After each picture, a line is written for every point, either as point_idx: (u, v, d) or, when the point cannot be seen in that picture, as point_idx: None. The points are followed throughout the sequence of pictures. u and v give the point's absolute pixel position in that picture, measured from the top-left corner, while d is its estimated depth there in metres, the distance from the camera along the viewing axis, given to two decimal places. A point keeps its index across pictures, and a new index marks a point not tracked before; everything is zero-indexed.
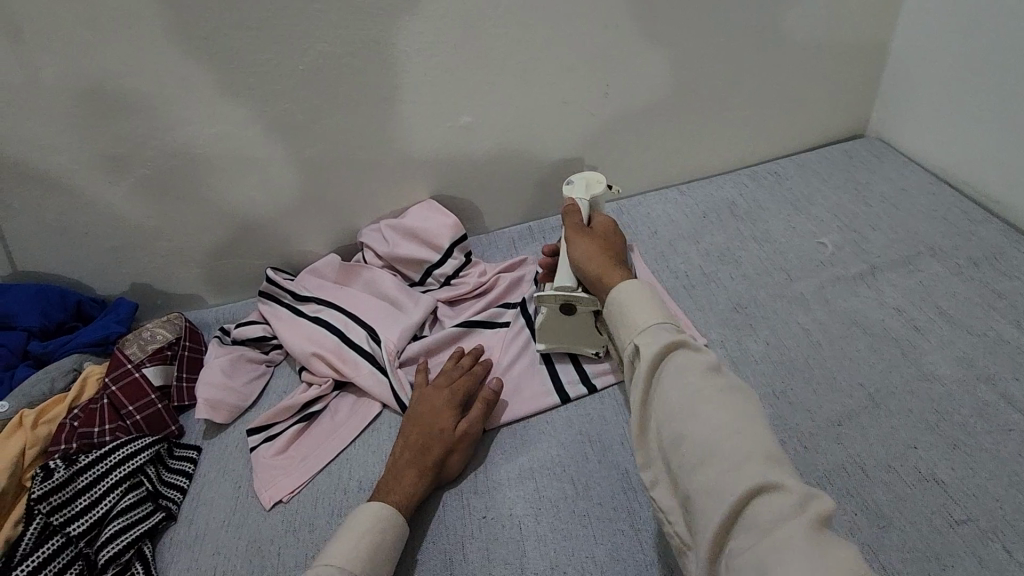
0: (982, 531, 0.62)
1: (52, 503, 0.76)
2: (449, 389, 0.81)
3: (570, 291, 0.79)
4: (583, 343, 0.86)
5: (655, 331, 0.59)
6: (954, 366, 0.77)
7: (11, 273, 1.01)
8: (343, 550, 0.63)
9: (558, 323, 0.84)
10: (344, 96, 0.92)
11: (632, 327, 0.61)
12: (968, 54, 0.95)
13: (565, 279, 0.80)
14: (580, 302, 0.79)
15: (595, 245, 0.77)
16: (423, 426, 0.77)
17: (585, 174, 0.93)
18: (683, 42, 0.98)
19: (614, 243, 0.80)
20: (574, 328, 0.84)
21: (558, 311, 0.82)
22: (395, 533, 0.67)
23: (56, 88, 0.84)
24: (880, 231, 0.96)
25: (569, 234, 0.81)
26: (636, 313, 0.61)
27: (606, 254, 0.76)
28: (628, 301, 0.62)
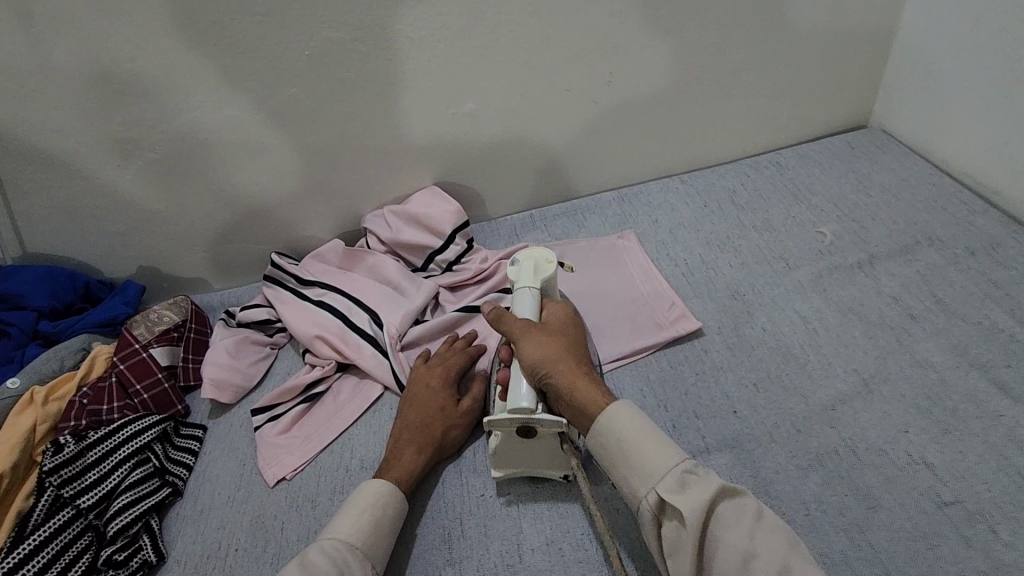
0: (969, 512, 0.64)
1: (63, 476, 0.78)
2: (445, 367, 0.83)
3: (527, 415, 0.67)
4: (548, 467, 0.72)
5: (677, 479, 0.57)
6: (949, 353, 0.77)
7: (21, 254, 1.03)
8: (349, 525, 0.64)
9: (514, 449, 0.71)
10: (349, 83, 0.93)
11: (651, 477, 0.58)
12: (972, 45, 0.95)
13: (520, 402, 0.67)
14: (541, 425, 0.68)
15: (555, 345, 0.69)
16: (419, 405, 0.78)
17: (529, 253, 0.79)
18: (687, 32, 0.98)
19: (568, 331, 0.74)
20: (535, 452, 0.71)
21: (514, 436, 0.70)
22: (398, 507, 0.68)
23: (65, 71, 0.86)
24: (880, 222, 0.97)
25: (523, 339, 0.70)
26: (652, 462, 0.59)
27: (569, 355, 0.69)
28: (632, 437, 0.60)
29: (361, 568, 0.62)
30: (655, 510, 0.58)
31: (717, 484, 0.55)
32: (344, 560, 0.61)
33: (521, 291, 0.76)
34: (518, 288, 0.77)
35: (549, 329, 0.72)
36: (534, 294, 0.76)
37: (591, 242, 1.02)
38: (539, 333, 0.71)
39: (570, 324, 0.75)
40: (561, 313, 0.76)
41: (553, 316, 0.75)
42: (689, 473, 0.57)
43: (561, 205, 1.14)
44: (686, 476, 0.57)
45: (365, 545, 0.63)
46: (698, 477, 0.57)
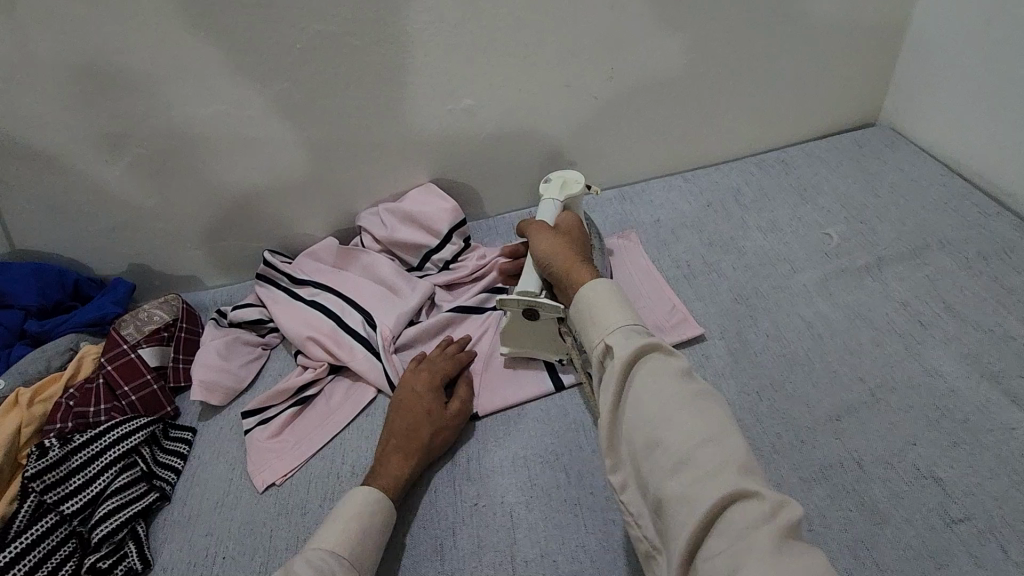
0: (980, 530, 0.61)
1: (46, 481, 0.76)
2: (429, 371, 0.81)
3: (532, 296, 0.76)
4: (548, 350, 0.83)
5: (624, 334, 0.56)
6: (959, 362, 0.75)
7: (9, 251, 1.00)
8: (335, 536, 0.62)
9: (521, 328, 0.81)
10: (343, 76, 0.90)
11: (603, 327, 0.58)
12: (988, 40, 0.92)
13: (527, 285, 0.77)
14: (542, 307, 0.76)
15: (560, 240, 0.74)
16: (405, 409, 0.77)
17: (563, 172, 0.89)
18: (692, 25, 0.95)
19: (576, 239, 0.78)
20: (538, 335, 0.81)
21: (521, 316, 0.79)
22: (386, 515, 0.66)
23: (49, 64, 0.83)
24: (888, 223, 0.94)
25: (534, 233, 0.77)
26: (605, 315, 0.58)
27: (569, 249, 0.73)
28: (598, 300, 0.60)
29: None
30: (600, 355, 0.57)
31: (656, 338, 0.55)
32: (331, 573, 0.59)
33: (546, 202, 0.86)
34: (545, 200, 0.86)
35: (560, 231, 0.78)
36: (556, 206, 0.85)
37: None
38: (548, 231, 0.77)
39: (581, 237, 0.79)
40: (575, 226, 0.80)
41: (570, 225, 0.80)
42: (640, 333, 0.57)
43: None
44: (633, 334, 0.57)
45: (352, 555, 0.61)
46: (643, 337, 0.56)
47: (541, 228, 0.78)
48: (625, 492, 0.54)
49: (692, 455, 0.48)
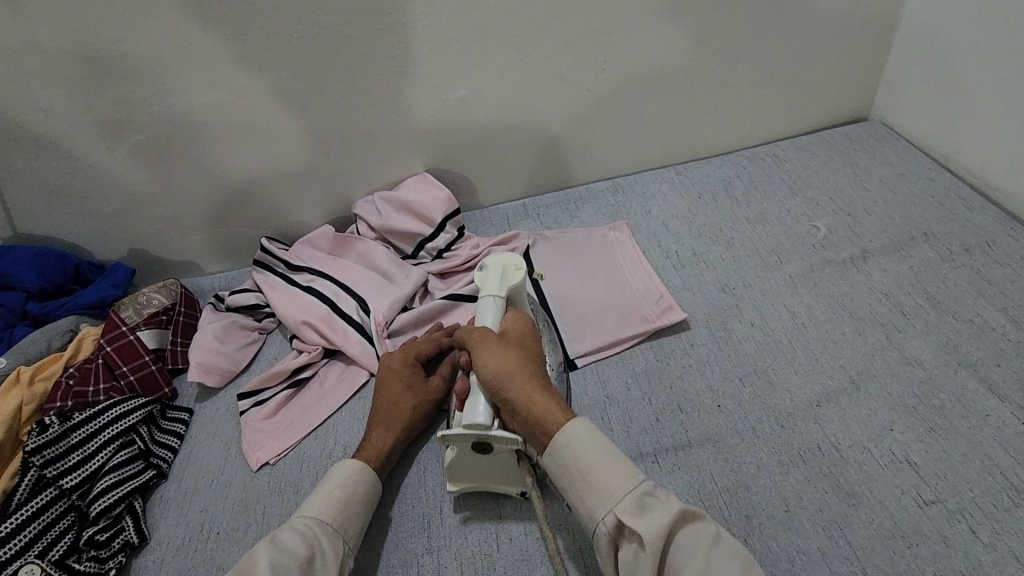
0: (951, 512, 0.63)
1: (46, 457, 0.78)
2: (408, 348, 0.81)
3: (483, 431, 0.64)
4: (502, 481, 0.71)
5: (636, 502, 0.55)
6: (938, 350, 0.77)
7: (12, 234, 1.02)
8: (319, 503, 0.64)
9: (468, 463, 0.69)
10: (340, 65, 0.92)
11: (608, 497, 0.56)
12: (977, 35, 0.93)
13: (476, 417, 0.64)
14: (496, 442, 0.65)
15: (512, 357, 0.67)
16: (386, 385, 0.78)
17: (500, 257, 0.76)
18: (686, 18, 0.96)
19: (524, 340, 0.71)
20: (489, 466, 0.69)
21: (470, 450, 0.68)
22: (371, 485, 0.68)
23: (51, 50, 0.85)
24: (875, 216, 0.95)
25: (481, 356, 0.67)
26: (605, 479, 0.57)
27: (526, 368, 0.66)
28: (587, 454, 0.59)
29: (332, 544, 0.62)
30: (612, 532, 0.56)
31: (677, 506, 0.54)
32: (316, 537, 0.61)
33: (484, 300, 0.73)
34: (484, 297, 0.73)
35: (505, 338, 0.70)
36: (499, 304, 0.73)
37: (583, 233, 1.00)
38: (496, 343, 0.68)
39: (526, 332, 0.73)
40: (517, 323, 0.73)
41: (509, 324, 0.73)
42: (649, 495, 0.56)
43: (554, 194, 1.12)
44: (643, 498, 0.56)
45: (337, 520, 0.63)
46: (656, 499, 0.56)
47: (488, 343, 0.68)
48: None
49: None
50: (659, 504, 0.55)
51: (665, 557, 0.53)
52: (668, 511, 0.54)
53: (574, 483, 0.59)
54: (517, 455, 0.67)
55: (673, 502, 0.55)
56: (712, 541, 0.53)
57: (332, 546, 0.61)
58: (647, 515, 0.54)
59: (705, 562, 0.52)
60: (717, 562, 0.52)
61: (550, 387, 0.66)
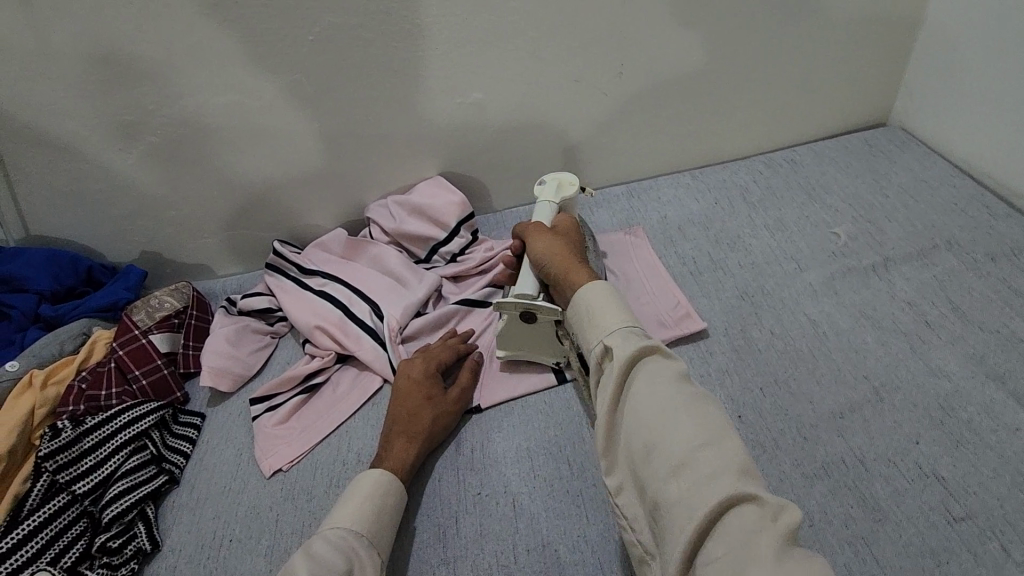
0: (981, 529, 0.61)
1: (59, 461, 0.77)
2: (426, 359, 0.82)
3: (530, 300, 0.75)
4: (544, 352, 0.82)
5: (620, 334, 0.57)
6: (964, 361, 0.75)
7: (24, 237, 1.02)
8: (350, 514, 0.63)
9: (516, 330, 0.80)
10: (354, 67, 0.91)
11: (599, 330, 0.59)
12: (1002, 39, 0.91)
13: (524, 288, 0.75)
14: (540, 311, 0.75)
15: (558, 241, 0.75)
16: (406, 394, 0.78)
17: (559, 175, 0.88)
18: (704, 21, 0.95)
19: (574, 237, 0.79)
20: (534, 336, 0.81)
21: (518, 318, 0.78)
22: (397, 494, 0.68)
23: (67, 52, 0.84)
24: (896, 223, 0.94)
25: (529, 236, 0.77)
26: (606, 316, 0.59)
27: (568, 250, 0.73)
28: (598, 306, 0.61)
29: (367, 556, 0.61)
30: (597, 359, 0.58)
31: (653, 341, 0.56)
32: (351, 549, 0.60)
33: (541, 203, 0.85)
34: (540, 203, 0.85)
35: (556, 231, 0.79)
36: (553, 208, 0.84)
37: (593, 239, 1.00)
38: (546, 232, 0.77)
39: (578, 236, 0.80)
40: (570, 224, 0.81)
41: (566, 224, 0.81)
42: (634, 332, 0.58)
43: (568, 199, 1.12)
44: (628, 332, 0.58)
45: (370, 531, 0.63)
46: (639, 337, 0.57)
47: (539, 228, 0.78)
48: (621, 497, 0.55)
49: (691, 459, 0.48)
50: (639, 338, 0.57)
51: (630, 375, 0.55)
52: (641, 342, 0.56)
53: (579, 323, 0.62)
54: (558, 328, 0.77)
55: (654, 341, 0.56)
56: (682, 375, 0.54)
57: (368, 558, 0.60)
58: (623, 341, 0.56)
59: (668, 385, 0.53)
60: (679, 389, 0.53)
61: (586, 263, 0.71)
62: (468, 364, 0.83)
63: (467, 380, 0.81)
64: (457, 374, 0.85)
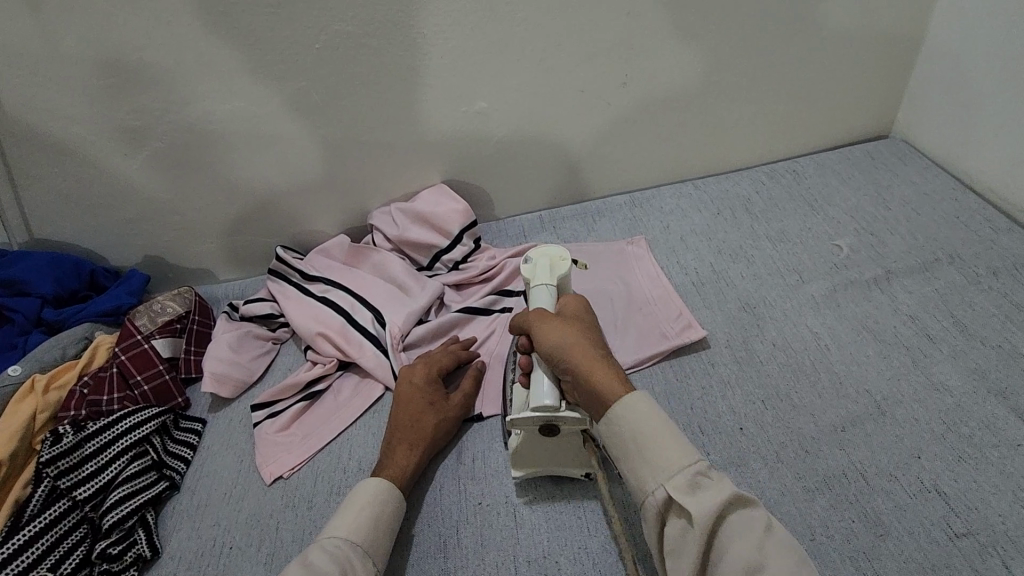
0: (983, 545, 0.61)
1: (61, 467, 0.77)
2: (428, 365, 0.82)
3: (552, 412, 0.67)
4: (569, 464, 0.72)
5: (689, 482, 0.54)
6: (966, 376, 0.75)
7: (28, 239, 1.02)
8: (347, 524, 0.63)
9: (536, 446, 0.71)
10: (360, 76, 0.91)
11: (664, 475, 0.56)
12: (1005, 55, 0.91)
13: (543, 399, 0.66)
14: (564, 422, 0.67)
15: (572, 335, 0.67)
16: (409, 401, 0.78)
17: (547, 249, 0.79)
18: (708, 32, 0.95)
19: (580, 320, 0.71)
20: (557, 449, 0.71)
21: (538, 433, 0.70)
22: (396, 504, 0.68)
23: (75, 58, 0.85)
24: (898, 236, 0.94)
25: (536, 335, 0.68)
26: (661, 456, 0.56)
27: (587, 344, 0.66)
28: (647, 432, 0.58)
29: (363, 566, 0.61)
30: (660, 508, 0.55)
31: (730, 491, 0.53)
32: (347, 559, 0.60)
33: (537, 288, 0.76)
34: (534, 287, 0.76)
35: (559, 317, 0.71)
36: (551, 291, 0.75)
37: (600, 245, 1.00)
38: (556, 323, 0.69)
39: (581, 312, 0.73)
40: (573, 302, 0.74)
41: (565, 304, 0.73)
42: (702, 475, 0.55)
43: (571, 207, 1.12)
44: (696, 478, 0.55)
45: (367, 540, 0.62)
46: (710, 481, 0.55)
47: (541, 322, 0.69)
48: None
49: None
50: (712, 486, 0.54)
51: (715, 538, 0.52)
52: (720, 494, 0.53)
53: (635, 459, 0.58)
54: (584, 436, 0.70)
55: (725, 485, 0.54)
56: (766, 526, 0.53)
57: (364, 568, 0.61)
58: (701, 495, 0.53)
59: (756, 549, 0.51)
60: (775, 553, 0.51)
61: (610, 364, 0.65)
62: (470, 371, 0.83)
63: (469, 387, 0.81)
64: (459, 380, 0.85)
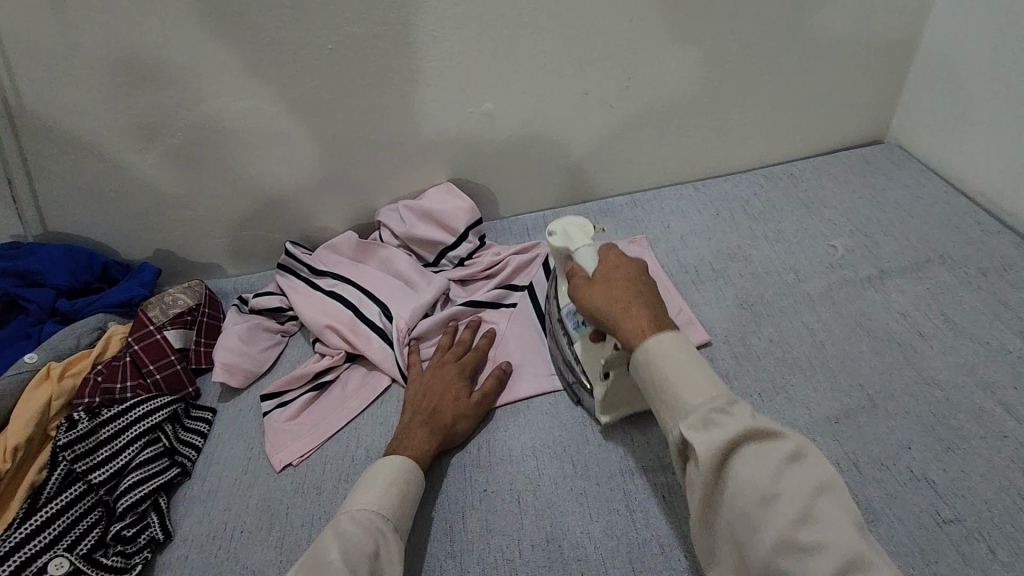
0: (969, 531, 0.64)
1: (77, 451, 0.80)
2: (459, 363, 0.85)
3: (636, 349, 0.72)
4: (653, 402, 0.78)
5: (703, 419, 0.56)
6: (956, 371, 0.78)
7: (42, 232, 1.04)
8: (376, 498, 0.66)
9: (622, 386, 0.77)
10: (371, 76, 0.94)
11: (678, 413, 0.58)
12: (995, 64, 0.95)
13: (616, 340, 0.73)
14: None
15: (610, 286, 0.69)
16: (436, 394, 0.80)
17: (566, 220, 0.80)
18: (708, 38, 0.98)
19: (628, 266, 0.71)
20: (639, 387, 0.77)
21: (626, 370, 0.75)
22: (417, 480, 0.71)
23: (94, 56, 0.87)
24: (891, 237, 0.97)
25: (578, 289, 0.72)
26: (683, 391, 0.59)
27: (625, 290, 0.68)
28: (670, 369, 0.60)
29: (393, 537, 0.64)
30: (679, 447, 0.58)
31: (741, 428, 0.54)
32: (378, 529, 0.63)
33: (578, 249, 0.76)
34: (576, 250, 0.76)
35: (603, 266, 0.72)
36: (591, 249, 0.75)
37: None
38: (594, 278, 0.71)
39: (632, 260, 0.72)
40: (616, 252, 0.73)
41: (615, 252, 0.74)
42: (719, 412, 0.56)
43: (573, 207, 1.15)
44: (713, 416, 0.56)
45: (395, 515, 0.65)
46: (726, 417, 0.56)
47: (586, 275, 0.73)
48: None
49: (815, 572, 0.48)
50: (727, 423, 0.55)
51: (727, 469, 0.55)
52: (735, 427, 0.55)
53: (658, 400, 0.61)
54: None
55: (743, 421, 0.55)
56: (795, 456, 0.54)
57: (394, 538, 0.64)
58: (711, 432, 0.55)
59: (773, 478, 0.53)
60: (795, 481, 0.52)
61: (652, 307, 0.66)
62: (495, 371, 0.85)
63: (492, 386, 0.83)
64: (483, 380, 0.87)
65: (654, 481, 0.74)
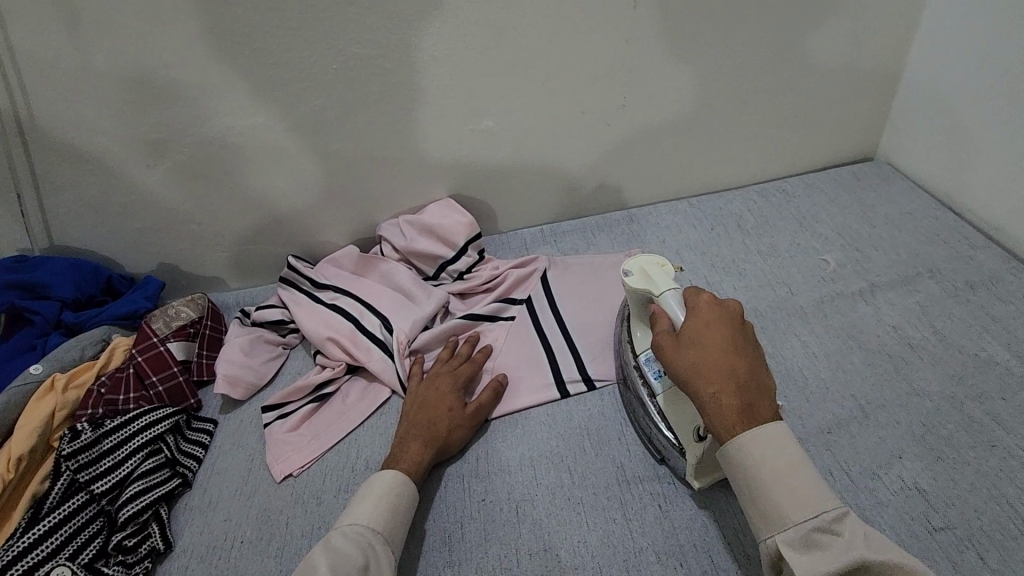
0: (959, 538, 0.65)
1: (79, 462, 0.81)
2: (453, 375, 0.86)
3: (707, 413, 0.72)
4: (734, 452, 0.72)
5: (802, 535, 0.54)
6: (944, 382, 0.79)
7: (48, 246, 1.06)
8: (367, 512, 0.67)
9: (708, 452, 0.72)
10: (376, 96, 0.97)
11: (774, 523, 0.55)
12: (979, 85, 0.98)
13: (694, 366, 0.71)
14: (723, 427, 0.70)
15: (709, 356, 0.63)
16: (430, 405, 0.82)
17: (643, 259, 0.77)
18: (702, 60, 1.01)
19: (727, 333, 0.64)
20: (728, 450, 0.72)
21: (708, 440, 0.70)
22: (410, 494, 0.71)
23: (106, 75, 0.90)
24: (881, 252, 0.99)
25: (669, 352, 0.66)
26: (785, 501, 0.55)
27: (723, 363, 0.62)
28: (765, 476, 0.57)
29: (384, 551, 0.65)
30: (771, 558, 0.56)
31: (854, 555, 0.51)
32: (368, 543, 0.64)
33: (662, 295, 0.73)
34: (659, 295, 0.73)
35: (698, 331, 0.65)
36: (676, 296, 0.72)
37: (583, 257, 1.07)
38: (689, 344, 0.65)
39: (730, 323, 0.65)
40: (713, 310, 0.66)
41: (711, 317, 0.66)
42: (824, 531, 0.53)
43: (571, 222, 1.17)
44: (816, 533, 0.54)
45: (386, 528, 0.66)
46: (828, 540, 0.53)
47: (676, 337, 0.66)
48: None
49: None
50: (833, 548, 0.53)
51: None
52: (845, 553, 0.52)
53: (749, 500, 0.58)
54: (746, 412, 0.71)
55: (857, 546, 0.52)
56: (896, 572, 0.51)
57: (384, 551, 0.64)
58: (816, 555, 0.53)
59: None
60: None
61: (750, 390, 0.61)
62: (490, 383, 0.86)
63: (488, 398, 0.84)
64: (479, 391, 0.88)
65: (650, 491, 0.75)
